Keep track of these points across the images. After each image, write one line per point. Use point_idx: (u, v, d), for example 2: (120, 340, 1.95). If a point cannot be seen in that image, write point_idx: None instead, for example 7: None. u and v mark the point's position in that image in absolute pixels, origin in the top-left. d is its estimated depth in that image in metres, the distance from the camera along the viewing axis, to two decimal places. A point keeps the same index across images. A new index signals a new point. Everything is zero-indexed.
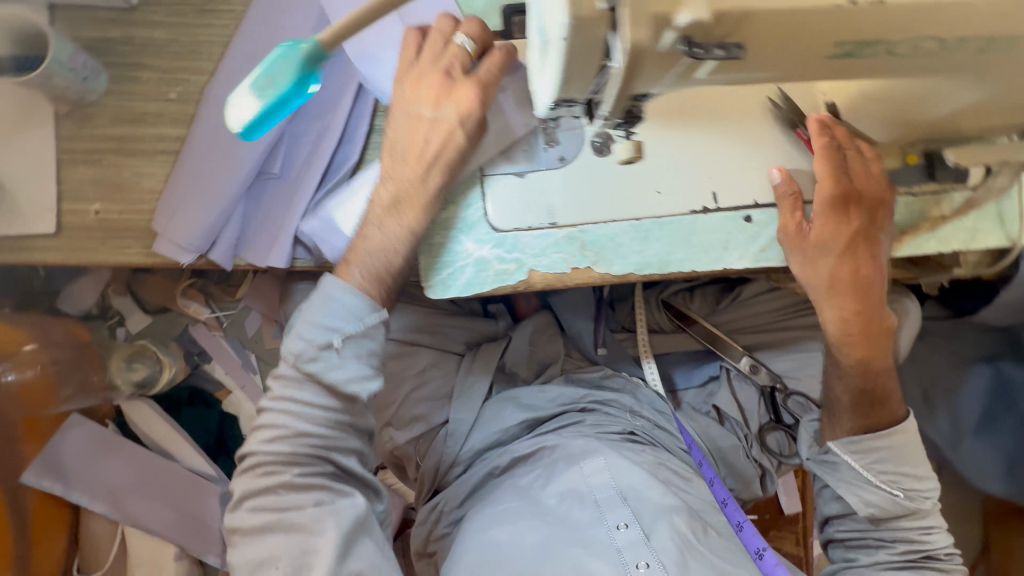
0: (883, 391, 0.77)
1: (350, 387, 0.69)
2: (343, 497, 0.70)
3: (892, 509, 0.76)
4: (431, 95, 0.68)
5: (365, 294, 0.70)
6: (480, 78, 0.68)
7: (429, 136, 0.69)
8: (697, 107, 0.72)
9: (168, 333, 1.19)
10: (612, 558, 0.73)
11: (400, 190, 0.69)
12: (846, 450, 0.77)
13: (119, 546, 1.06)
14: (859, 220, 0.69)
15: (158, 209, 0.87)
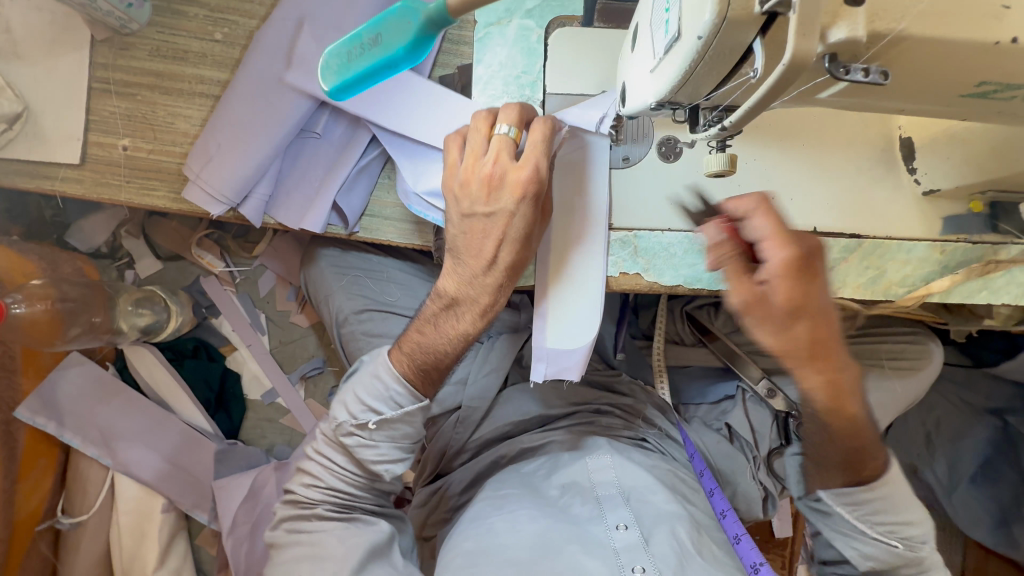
0: (867, 447, 0.66)
1: (379, 467, 0.72)
2: (367, 525, 0.72)
3: (890, 559, 0.69)
4: (483, 205, 0.65)
5: (405, 383, 0.70)
6: (527, 169, 0.63)
7: (485, 241, 0.67)
8: (773, 124, 0.70)
9: (179, 282, 1.16)
10: (608, 558, 0.64)
11: (463, 291, 0.69)
12: (839, 502, 0.69)
13: (107, 492, 1.02)
14: (808, 289, 0.55)
15: (192, 152, 0.83)
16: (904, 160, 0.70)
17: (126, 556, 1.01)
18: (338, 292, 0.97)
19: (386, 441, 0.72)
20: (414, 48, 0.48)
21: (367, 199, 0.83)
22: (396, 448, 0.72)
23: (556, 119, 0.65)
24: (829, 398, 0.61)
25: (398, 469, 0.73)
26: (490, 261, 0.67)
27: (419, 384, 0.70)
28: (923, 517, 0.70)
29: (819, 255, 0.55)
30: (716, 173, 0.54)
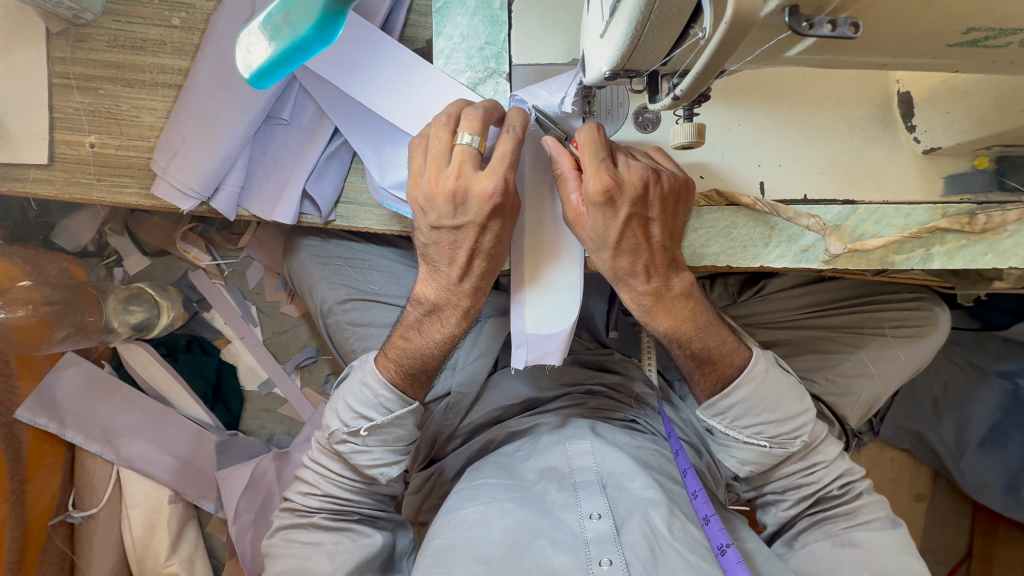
0: (713, 348, 0.67)
1: (374, 470, 0.72)
2: (363, 536, 0.72)
3: (767, 459, 0.69)
4: (451, 218, 0.63)
5: (397, 389, 0.69)
6: (494, 179, 0.60)
7: (459, 253, 0.65)
8: (757, 85, 0.65)
9: (168, 277, 1.15)
10: (576, 550, 0.62)
11: (443, 297, 0.68)
12: (709, 415, 0.69)
13: (114, 486, 1.04)
14: (624, 213, 0.59)
15: (158, 146, 0.81)
16: (902, 118, 0.65)
17: (139, 546, 1.04)
18: (320, 282, 0.95)
19: (380, 446, 0.71)
20: (322, 28, 0.44)
21: (340, 185, 0.81)
22: (390, 452, 0.72)
23: (526, 115, 0.63)
24: (649, 306, 0.64)
25: (393, 471, 0.73)
26: (469, 270, 0.66)
27: (408, 388, 0.70)
28: (803, 410, 0.68)
29: (629, 191, 0.58)
30: (683, 145, 0.50)
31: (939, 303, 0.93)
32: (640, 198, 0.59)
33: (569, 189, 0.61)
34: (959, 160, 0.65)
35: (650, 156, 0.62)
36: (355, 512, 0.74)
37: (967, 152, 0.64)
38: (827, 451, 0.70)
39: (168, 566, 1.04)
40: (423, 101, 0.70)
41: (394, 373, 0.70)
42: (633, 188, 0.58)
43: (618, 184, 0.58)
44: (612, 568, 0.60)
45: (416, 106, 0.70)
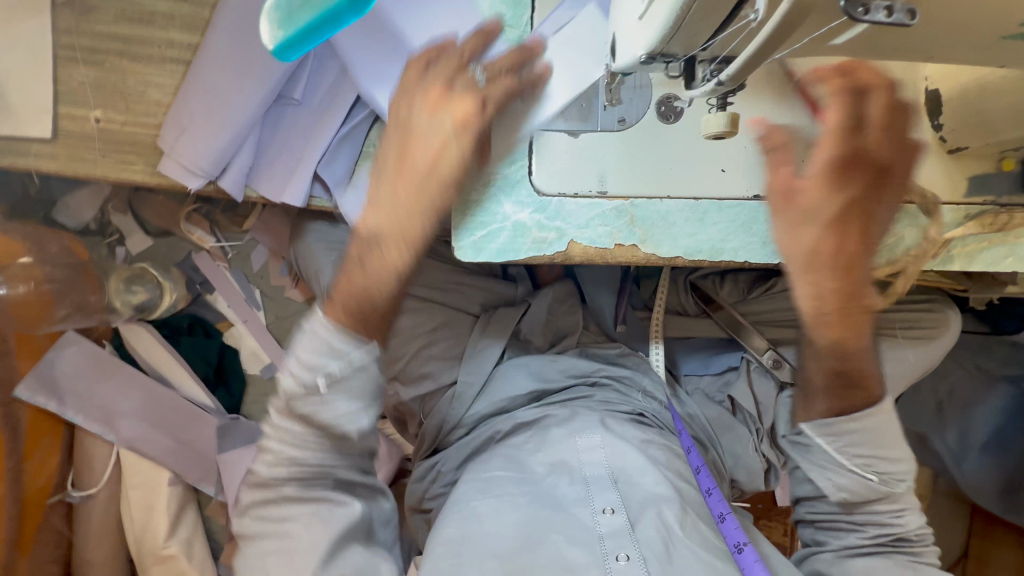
0: (861, 371, 0.65)
1: (341, 425, 0.62)
2: (341, 507, 0.66)
3: (865, 492, 0.68)
4: (421, 124, 0.61)
5: (347, 329, 0.60)
6: (474, 99, 0.59)
7: (409, 165, 0.61)
8: (781, 77, 0.64)
9: (171, 259, 1.13)
10: (592, 546, 0.62)
11: (386, 221, 0.62)
12: (819, 432, 0.68)
13: (114, 466, 1.04)
14: (857, 186, 0.57)
15: (166, 123, 0.79)
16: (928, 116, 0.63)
17: (138, 527, 1.03)
18: (327, 268, 0.93)
19: (342, 398, 0.61)
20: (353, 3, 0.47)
21: (353, 169, 0.81)
22: (355, 402, 0.62)
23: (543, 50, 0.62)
24: (832, 312, 0.61)
25: (364, 420, 0.63)
26: (415, 184, 0.61)
27: (361, 329, 0.61)
28: (905, 456, 0.69)
29: (870, 162, 0.57)
30: (715, 135, 0.49)
31: (950, 306, 0.93)
32: (877, 180, 0.58)
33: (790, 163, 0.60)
34: (983, 161, 0.64)
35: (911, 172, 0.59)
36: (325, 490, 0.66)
37: (992, 153, 0.62)
38: (915, 499, 0.71)
39: (167, 547, 1.03)
40: None
41: (336, 312, 0.61)
42: (877, 161, 0.57)
43: (891, 163, 0.57)
44: (629, 563, 0.60)
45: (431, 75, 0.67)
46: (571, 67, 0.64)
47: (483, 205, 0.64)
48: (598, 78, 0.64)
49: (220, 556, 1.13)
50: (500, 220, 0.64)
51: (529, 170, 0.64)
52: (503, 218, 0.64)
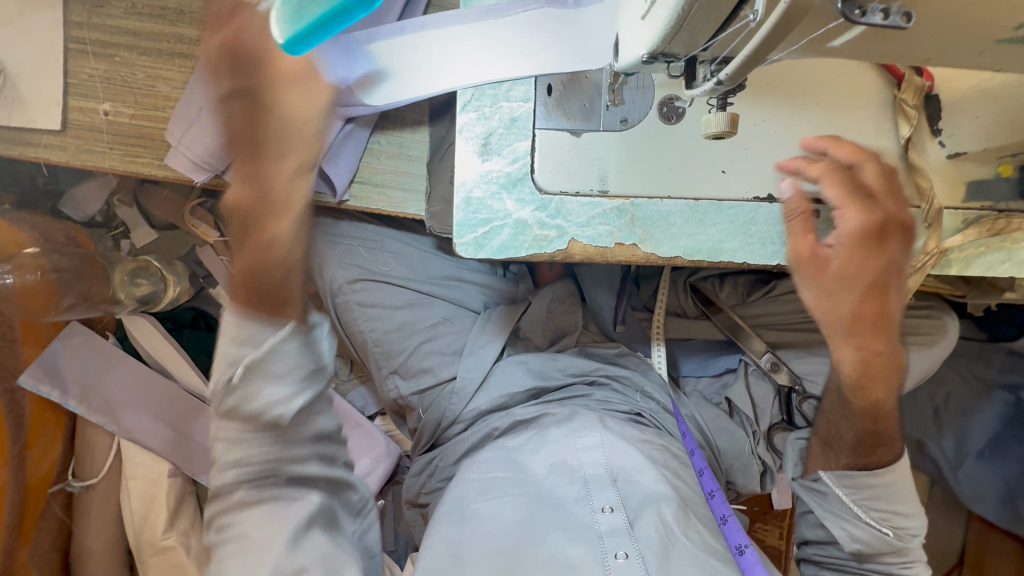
0: (882, 427, 0.69)
1: (273, 410, 0.62)
2: (297, 503, 0.65)
3: (879, 545, 0.69)
4: (239, 179, 0.66)
5: (258, 308, 0.63)
6: (219, 34, 0.67)
7: (254, 130, 0.67)
8: (781, 81, 0.65)
9: (174, 252, 1.14)
10: (591, 543, 0.63)
11: (246, 189, 0.66)
12: (838, 482, 0.70)
13: (115, 457, 1.05)
14: (889, 253, 0.61)
15: (173, 116, 0.80)
16: (928, 121, 0.64)
17: (138, 518, 1.04)
18: (331, 261, 0.94)
19: (269, 381, 0.61)
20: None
21: (357, 165, 0.83)
22: (284, 384, 0.62)
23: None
24: (868, 368, 0.67)
25: (297, 403, 0.63)
26: (284, 142, 0.67)
27: (266, 303, 0.63)
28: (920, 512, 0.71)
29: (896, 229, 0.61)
30: (714, 135, 0.50)
31: (948, 311, 0.93)
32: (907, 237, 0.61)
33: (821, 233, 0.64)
34: (983, 166, 0.64)
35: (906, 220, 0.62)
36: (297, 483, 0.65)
37: (991, 158, 0.64)
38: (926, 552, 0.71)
39: (166, 538, 1.04)
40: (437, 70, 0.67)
41: (240, 299, 0.63)
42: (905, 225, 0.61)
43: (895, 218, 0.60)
44: (628, 561, 0.60)
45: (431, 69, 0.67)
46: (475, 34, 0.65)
47: (485, 202, 0.64)
48: (601, 78, 0.65)
49: None
50: (503, 216, 0.64)
51: (532, 169, 0.64)
52: (506, 214, 0.64)
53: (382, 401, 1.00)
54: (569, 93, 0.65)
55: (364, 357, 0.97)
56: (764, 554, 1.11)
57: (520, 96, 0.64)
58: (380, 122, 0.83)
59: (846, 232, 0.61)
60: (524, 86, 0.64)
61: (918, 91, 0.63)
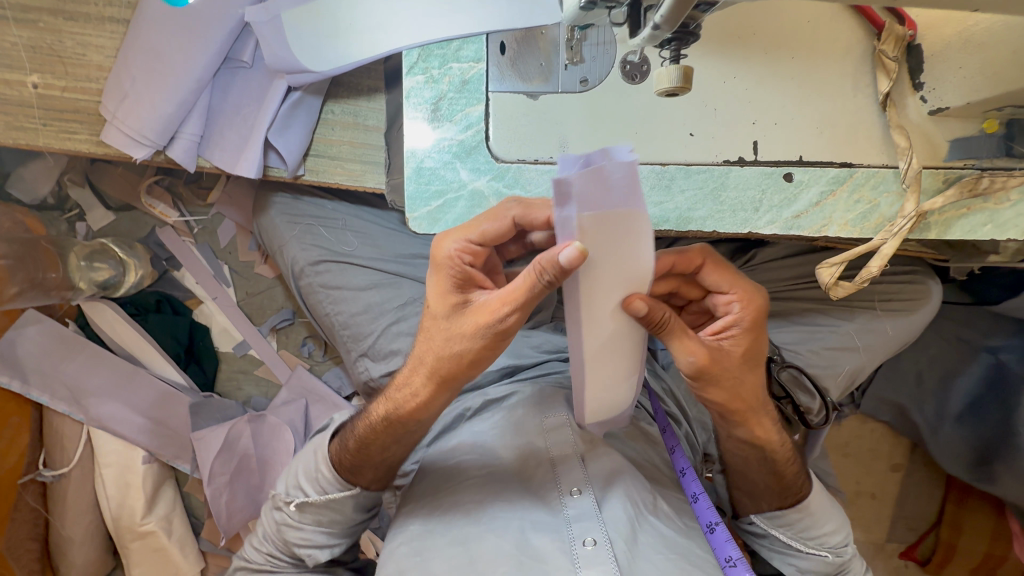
0: (756, 335, 0.59)
1: (301, 548, 0.67)
2: (321, 551, 0.68)
3: (825, 568, 0.70)
4: (443, 343, 0.53)
5: (336, 457, 0.65)
6: (458, 252, 0.52)
7: (489, 301, 0.50)
8: (751, 33, 0.61)
9: (134, 234, 1.10)
10: (559, 530, 0.62)
11: (445, 349, 0.53)
12: (771, 524, 0.70)
13: (85, 445, 1.02)
14: (744, 341, 0.59)
15: (108, 88, 0.75)
16: (911, 73, 0.60)
17: (114, 505, 1.03)
18: (291, 242, 0.91)
19: (312, 525, 0.67)
20: None
21: (310, 137, 0.77)
22: (323, 530, 0.68)
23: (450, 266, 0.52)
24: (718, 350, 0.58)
25: (322, 555, 0.68)
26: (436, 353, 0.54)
27: (339, 466, 0.65)
28: (837, 520, 0.70)
29: (716, 349, 0.58)
30: (668, 91, 0.45)
31: (932, 276, 0.91)
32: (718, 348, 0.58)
33: (690, 347, 0.56)
34: (966, 122, 0.61)
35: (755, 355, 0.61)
36: (337, 484, 0.65)
37: (975, 113, 0.60)
38: (839, 516, 0.71)
39: (145, 524, 1.04)
40: (378, 27, 0.63)
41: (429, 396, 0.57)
42: (735, 350, 0.59)
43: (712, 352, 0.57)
44: (596, 548, 0.59)
45: (371, 26, 0.63)
46: (421, 15, 0.61)
47: (437, 172, 0.60)
48: (558, 34, 0.60)
49: (201, 531, 1.13)
50: (457, 188, 0.60)
51: (486, 134, 0.60)
52: (460, 185, 0.60)
53: (354, 383, 0.95)
54: (525, 51, 0.60)
55: (332, 339, 0.95)
56: None
57: (470, 55, 0.60)
58: (332, 89, 0.77)
59: (741, 323, 0.59)
60: (474, 44, 0.60)
61: (899, 42, 0.59)
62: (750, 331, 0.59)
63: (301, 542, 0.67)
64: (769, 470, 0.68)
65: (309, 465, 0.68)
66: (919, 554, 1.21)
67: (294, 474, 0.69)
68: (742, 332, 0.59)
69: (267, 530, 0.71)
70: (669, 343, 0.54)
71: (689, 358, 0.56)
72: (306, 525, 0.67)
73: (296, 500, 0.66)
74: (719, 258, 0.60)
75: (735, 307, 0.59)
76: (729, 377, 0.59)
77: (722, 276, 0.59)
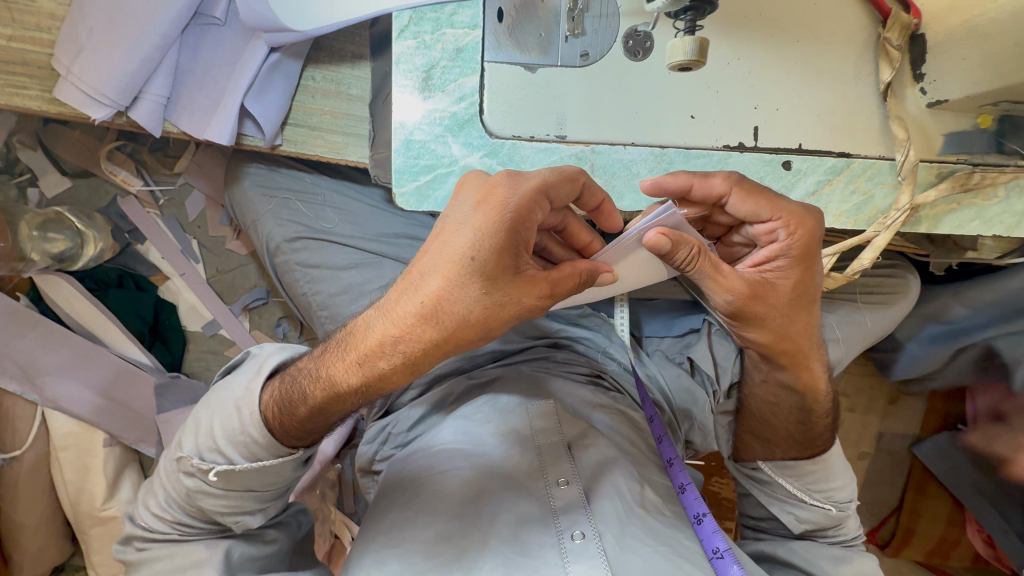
0: (805, 273, 0.58)
1: (227, 517, 0.63)
2: (243, 515, 0.64)
3: (824, 521, 0.73)
4: (468, 302, 0.47)
5: (276, 415, 0.58)
6: (529, 203, 0.48)
7: (542, 280, 0.49)
8: (759, 12, 0.59)
9: (93, 204, 1.03)
10: (546, 522, 0.61)
11: (476, 315, 0.47)
12: (780, 472, 0.74)
13: (40, 427, 0.95)
14: (792, 277, 0.58)
15: (62, 39, 0.68)
16: (912, 64, 0.60)
17: (72, 490, 0.97)
18: (266, 217, 0.86)
19: (234, 493, 0.62)
20: None
21: (289, 104, 0.72)
22: (245, 498, 0.63)
23: (515, 213, 0.47)
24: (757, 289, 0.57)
25: (253, 521, 0.64)
26: (432, 312, 0.47)
27: (277, 429, 0.59)
28: (848, 477, 0.75)
29: (756, 288, 0.57)
30: (682, 64, 0.47)
31: (911, 271, 0.93)
32: (758, 284, 0.57)
33: (728, 284, 0.56)
34: (961, 116, 0.60)
35: (795, 308, 0.59)
36: (275, 450, 0.60)
37: (971, 107, 0.59)
38: (848, 476, 0.76)
39: (107, 509, 0.98)
40: None
41: (405, 367, 0.50)
42: (779, 290, 0.58)
43: (749, 292, 0.57)
44: (584, 541, 0.59)
45: None
46: None
47: (427, 145, 0.57)
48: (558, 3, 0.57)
49: None
50: (448, 164, 0.57)
51: (480, 107, 0.57)
52: (451, 161, 0.57)
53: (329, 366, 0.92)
54: (524, 18, 0.56)
55: (310, 320, 0.90)
56: (719, 507, 1.12)
57: (466, 22, 0.56)
58: (312, 53, 0.72)
59: (788, 253, 0.56)
60: (471, 9, 0.56)
61: (904, 30, 0.58)
62: (797, 261, 0.57)
63: (225, 510, 0.63)
64: (798, 418, 0.72)
65: (231, 427, 0.60)
66: (880, 537, 1.25)
67: (211, 435, 0.61)
68: (788, 265, 0.57)
69: (170, 494, 0.64)
70: (702, 281, 0.56)
71: (726, 296, 0.57)
72: (230, 492, 0.62)
73: (217, 468, 0.60)
74: (754, 184, 0.55)
75: (780, 235, 0.56)
76: (771, 314, 0.59)
77: (758, 203, 0.55)
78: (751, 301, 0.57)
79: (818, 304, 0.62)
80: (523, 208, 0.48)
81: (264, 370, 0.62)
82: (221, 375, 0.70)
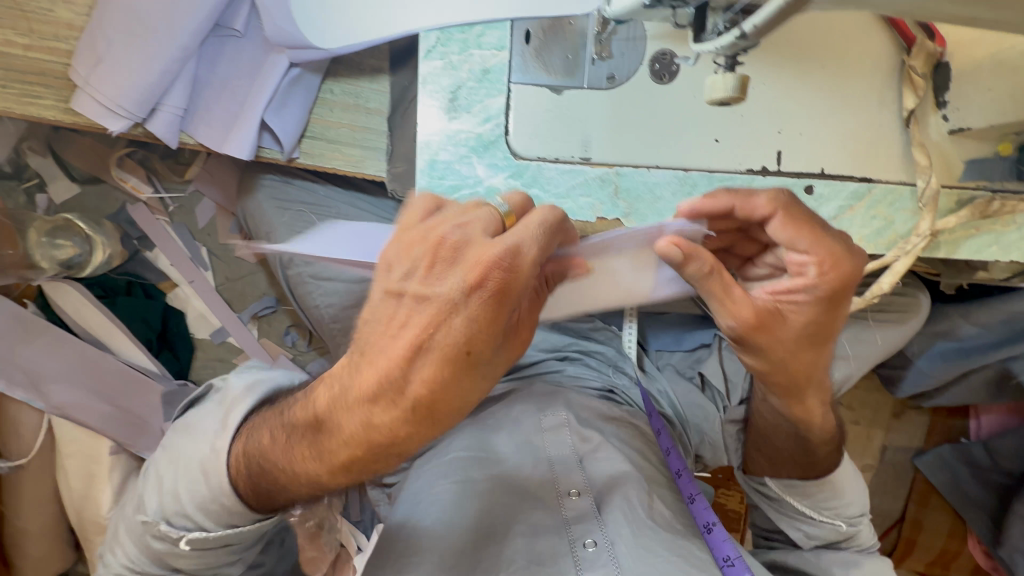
0: (825, 313, 0.58)
1: (204, 568, 0.60)
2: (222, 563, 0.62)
3: (833, 536, 0.74)
4: (456, 394, 0.44)
5: (253, 480, 0.53)
6: (520, 278, 0.42)
7: (526, 324, 0.48)
8: (787, 38, 0.59)
9: (102, 210, 1.02)
10: (559, 532, 0.61)
11: (463, 400, 0.44)
12: (789, 490, 0.75)
13: (46, 433, 0.95)
14: (810, 316, 0.57)
15: (79, 50, 0.67)
16: (935, 91, 0.61)
17: (77, 497, 0.96)
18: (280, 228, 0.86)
19: (207, 553, 0.59)
20: None
21: (307, 118, 0.72)
22: (219, 555, 0.59)
23: (506, 294, 0.42)
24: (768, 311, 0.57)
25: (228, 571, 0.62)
26: (423, 398, 0.43)
27: (252, 494, 0.54)
28: (861, 491, 0.75)
29: (762, 315, 0.56)
30: (722, 100, 0.45)
31: (921, 289, 0.93)
32: (767, 313, 0.56)
33: (732, 306, 0.55)
34: (981, 143, 0.61)
35: (800, 342, 0.59)
36: (251, 515, 0.55)
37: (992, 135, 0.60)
38: (861, 490, 0.75)
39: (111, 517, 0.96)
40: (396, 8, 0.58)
41: (399, 448, 0.46)
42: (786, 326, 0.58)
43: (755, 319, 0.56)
44: (596, 549, 0.60)
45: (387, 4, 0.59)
46: None
47: (452, 166, 0.57)
48: (586, 26, 0.57)
49: None
50: (472, 185, 0.57)
51: (505, 128, 0.57)
52: (475, 182, 0.57)
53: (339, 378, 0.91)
54: (550, 41, 0.56)
55: (322, 331, 0.90)
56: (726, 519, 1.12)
57: (493, 43, 0.56)
58: (332, 67, 0.71)
59: (814, 291, 0.56)
60: (498, 31, 0.56)
61: (929, 57, 0.58)
62: (822, 301, 0.56)
63: (200, 566, 0.60)
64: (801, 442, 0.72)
65: (198, 496, 0.55)
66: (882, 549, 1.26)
67: (184, 496, 0.57)
68: (811, 302, 0.57)
69: (142, 545, 0.61)
70: (712, 303, 0.55)
71: (729, 319, 0.56)
72: (206, 550, 0.58)
73: (187, 536, 0.56)
74: (803, 212, 0.54)
75: (810, 270, 0.55)
76: (777, 342, 0.58)
77: (798, 232, 0.55)
78: (754, 327, 0.56)
79: (830, 339, 0.61)
80: (516, 290, 0.42)
81: (233, 425, 0.55)
82: (181, 411, 0.67)
